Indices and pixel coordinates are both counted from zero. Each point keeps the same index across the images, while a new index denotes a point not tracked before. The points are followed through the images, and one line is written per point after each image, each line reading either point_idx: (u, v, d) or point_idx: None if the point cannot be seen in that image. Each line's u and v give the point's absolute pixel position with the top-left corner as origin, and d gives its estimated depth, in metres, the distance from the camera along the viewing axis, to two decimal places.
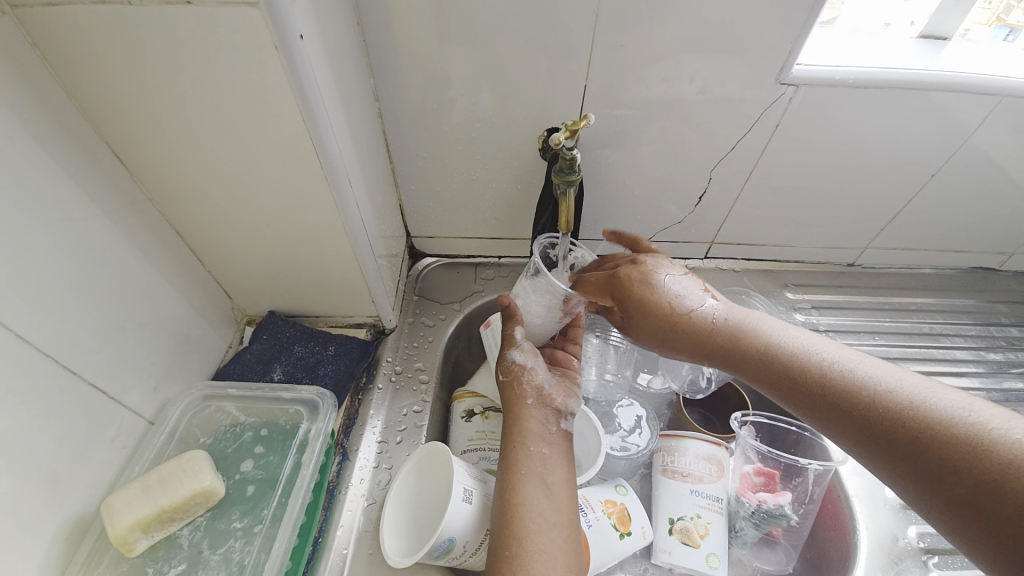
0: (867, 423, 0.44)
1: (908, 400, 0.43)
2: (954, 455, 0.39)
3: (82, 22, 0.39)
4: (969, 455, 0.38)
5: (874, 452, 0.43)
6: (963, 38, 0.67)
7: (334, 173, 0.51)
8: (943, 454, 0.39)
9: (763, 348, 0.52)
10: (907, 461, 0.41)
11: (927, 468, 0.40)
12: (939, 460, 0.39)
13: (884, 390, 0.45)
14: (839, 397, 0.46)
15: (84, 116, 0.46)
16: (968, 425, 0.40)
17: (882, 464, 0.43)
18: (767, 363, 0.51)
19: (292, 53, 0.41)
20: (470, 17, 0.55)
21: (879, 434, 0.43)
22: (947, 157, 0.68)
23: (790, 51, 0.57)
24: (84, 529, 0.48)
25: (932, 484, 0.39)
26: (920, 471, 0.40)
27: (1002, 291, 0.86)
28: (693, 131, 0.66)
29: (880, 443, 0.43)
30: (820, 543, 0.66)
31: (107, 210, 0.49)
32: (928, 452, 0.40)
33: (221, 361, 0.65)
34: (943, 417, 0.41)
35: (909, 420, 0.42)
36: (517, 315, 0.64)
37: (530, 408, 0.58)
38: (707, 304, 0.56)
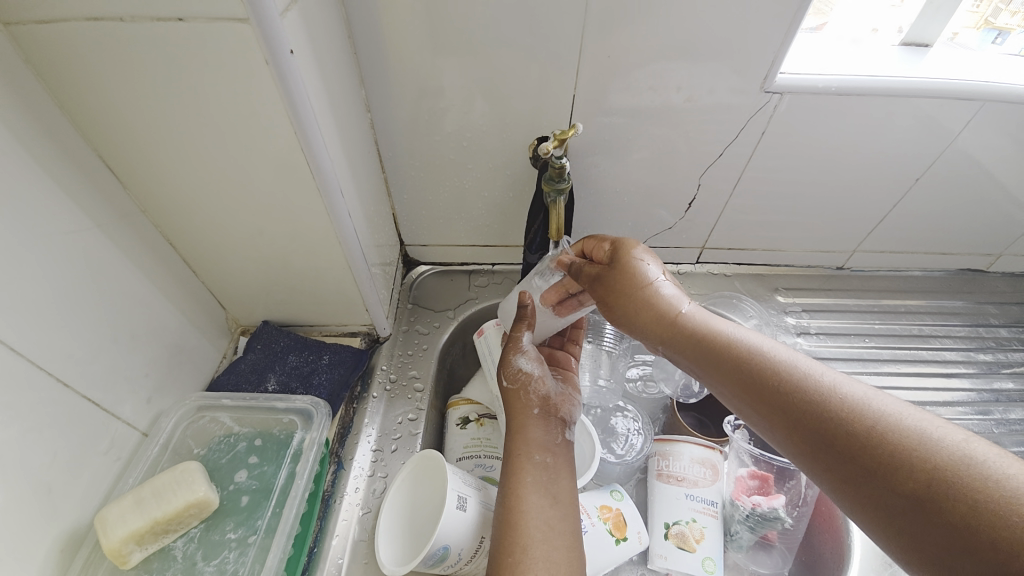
0: (811, 421, 0.42)
1: (854, 400, 0.41)
2: (896, 460, 0.37)
3: (74, 39, 0.40)
4: (910, 462, 0.36)
5: (816, 453, 0.41)
6: (951, 42, 0.68)
7: (327, 184, 0.52)
8: (885, 460, 0.38)
9: (717, 342, 0.50)
10: (849, 466, 0.39)
11: (868, 473, 0.38)
12: (881, 466, 0.38)
13: (832, 388, 0.43)
14: (786, 392, 0.44)
15: (77, 130, 0.46)
16: (913, 431, 0.38)
17: (823, 467, 0.41)
18: (719, 355, 0.49)
19: (283, 67, 0.42)
20: (460, 30, 0.56)
21: (822, 435, 0.41)
22: (932, 160, 0.69)
23: (774, 59, 0.59)
24: (77, 542, 0.48)
25: (871, 490, 0.38)
26: (860, 476, 0.38)
27: (991, 292, 0.87)
28: (681, 138, 0.67)
29: (823, 444, 0.41)
30: (816, 546, 0.66)
31: (100, 222, 0.49)
32: (869, 456, 0.38)
33: (215, 371, 0.66)
34: (889, 420, 0.39)
35: (854, 422, 0.40)
36: (529, 317, 0.64)
37: (536, 417, 0.58)
38: (669, 297, 0.55)
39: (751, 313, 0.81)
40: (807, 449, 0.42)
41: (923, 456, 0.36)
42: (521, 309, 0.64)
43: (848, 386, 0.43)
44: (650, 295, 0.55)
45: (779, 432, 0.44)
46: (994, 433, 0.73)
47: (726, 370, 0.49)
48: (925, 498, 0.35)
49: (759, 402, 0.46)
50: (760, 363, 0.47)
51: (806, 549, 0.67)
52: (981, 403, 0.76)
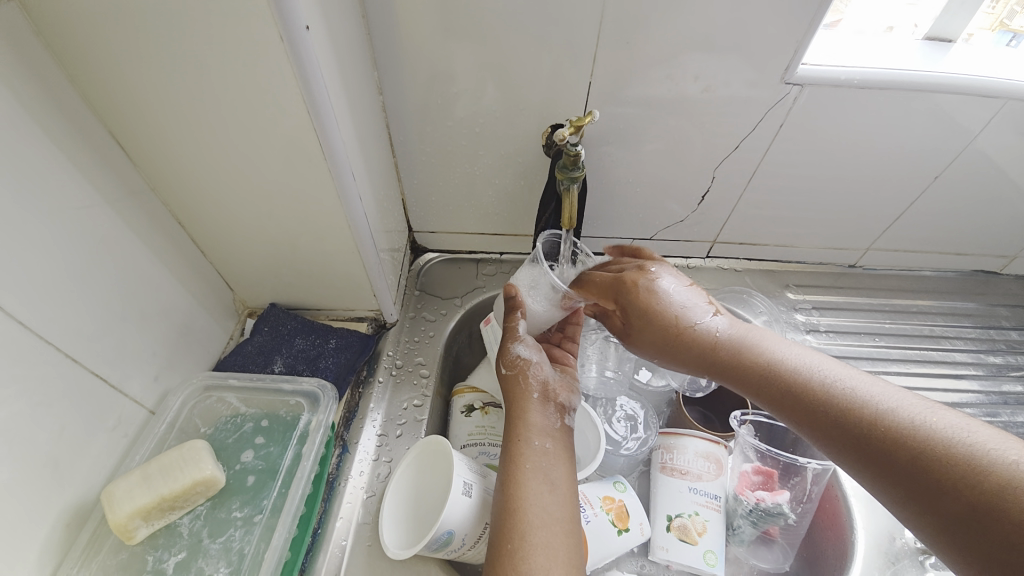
0: (864, 442, 0.44)
1: (904, 420, 0.43)
2: (951, 480, 0.39)
3: (87, 10, 0.39)
4: (964, 480, 0.38)
5: (875, 473, 0.43)
6: (963, 44, 0.66)
7: (338, 166, 0.51)
8: (938, 478, 0.39)
9: (763, 365, 0.52)
10: (904, 485, 0.41)
11: (923, 492, 0.40)
12: (936, 485, 0.39)
13: (881, 408, 0.45)
14: (839, 413, 0.46)
15: (87, 104, 0.46)
16: (964, 449, 0.39)
17: (881, 485, 0.43)
18: (767, 379, 0.52)
19: (297, 43, 0.41)
20: (476, 12, 0.55)
21: (877, 455, 0.43)
22: (950, 159, 0.68)
23: (795, 50, 0.57)
24: (84, 516, 0.48)
25: (928, 509, 0.39)
26: (917, 495, 0.40)
27: (1003, 294, 0.86)
28: (697, 129, 0.66)
29: (879, 464, 0.43)
30: (817, 543, 0.66)
31: (110, 198, 0.49)
32: (924, 475, 0.40)
33: (222, 351, 0.66)
34: (941, 438, 0.41)
35: (907, 441, 0.42)
36: (521, 307, 0.63)
37: (534, 402, 0.58)
38: (705, 322, 0.57)
39: (761, 308, 0.80)
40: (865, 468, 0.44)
41: (976, 474, 0.38)
42: (509, 302, 0.63)
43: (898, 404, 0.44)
44: (685, 321, 0.57)
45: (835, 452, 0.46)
46: None
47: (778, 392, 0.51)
48: (977, 516, 0.36)
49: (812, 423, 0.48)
50: (810, 386, 0.49)
51: (807, 546, 0.67)
52: (990, 405, 0.75)
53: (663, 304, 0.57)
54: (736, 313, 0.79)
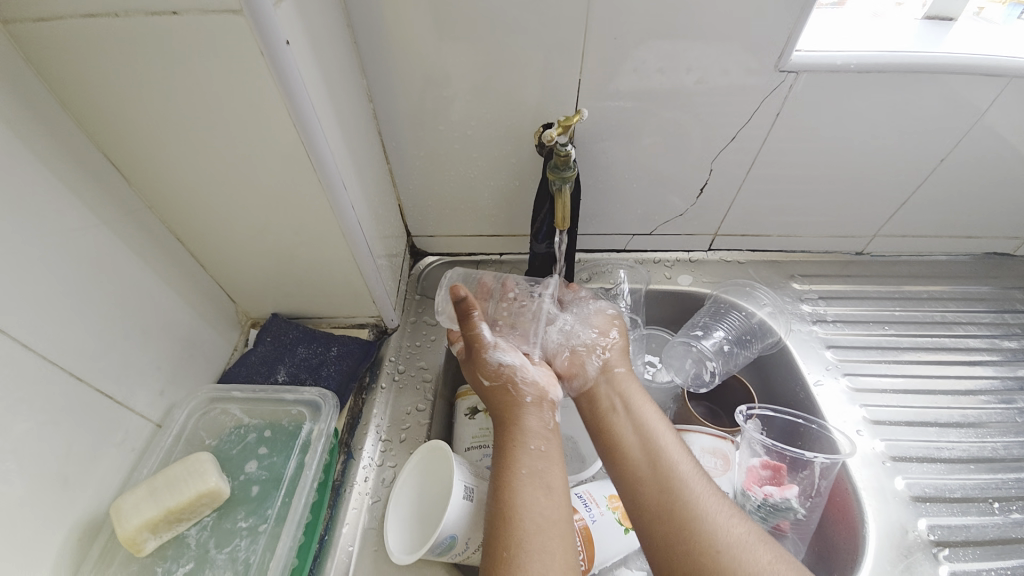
0: (659, 486, 0.52)
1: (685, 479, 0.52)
2: (687, 529, 0.48)
3: (73, 36, 0.40)
4: (707, 543, 0.47)
5: (653, 513, 0.51)
6: (975, 17, 0.66)
7: (329, 177, 0.51)
8: (690, 537, 0.48)
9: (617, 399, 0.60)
10: (662, 529, 0.49)
11: (676, 541, 0.48)
12: (683, 535, 0.48)
13: (682, 467, 0.53)
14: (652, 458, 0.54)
15: (80, 128, 0.47)
16: (724, 523, 0.48)
17: (651, 523, 0.50)
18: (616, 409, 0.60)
19: (278, 58, 0.42)
20: (459, 16, 0.55)
21: (659, 500, 0.51)
22: (957, 140, 0.66)
23: (788, 37, 0.56)
24: (95, 529, 0.49)
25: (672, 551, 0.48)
26: (668, 538, 0.49)
27: (1019, 276, 0.83)
28: (692, 121, 0.65)
29: (652, 508, 0.51)
30: (830, 537, 0.65)
31: (107, 219, 0.50)
32: (680, 530, 0.49)
33: (227, 363, 0.67)
34: (709, 509, 0.49)
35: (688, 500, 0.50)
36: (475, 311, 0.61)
37: (529, 407, 0.57)
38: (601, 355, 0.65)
39: (765, 301, 0.78)
40: (642, 506, 0.52)
41: (716, 542, 0.47)
42: (459, 305, 0.61)
43: (693, 472, 0.53)
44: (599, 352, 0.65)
45: (624, 484, 0.54)
46: (1019, 422, 0.70)
47: (614, 427, 0.58)
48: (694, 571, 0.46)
49: (625, 458, 0.56)
50: (646, 430, 0.57)
51: (820, 540, 0.65)
52: (1006, 392, 0.73)
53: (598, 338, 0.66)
54: (739, 306, 0.78)
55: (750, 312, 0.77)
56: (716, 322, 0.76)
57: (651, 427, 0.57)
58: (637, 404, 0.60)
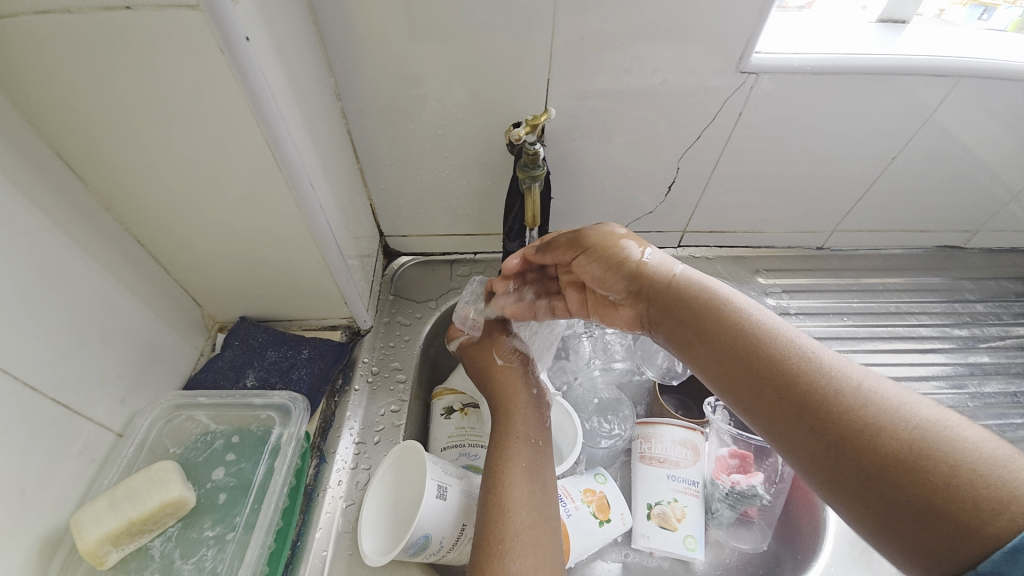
0: (785, 383, 0.42)
1: (826, 368, 0.41)
2: (858, 424, 0.37)
3: (16, 29, 0.38)
4: (877, 426, 0.37)
5: (793, 417, 0.40)
6: (937, 19, 0.69)
7: (295, 176, 0.50)
8: (866, 430, 0.37)
9: (698, 305, 0.50)
10: (819, 435, 0.39)
11: (849, 441, 0.37)
12: (856, 432, 0.37)
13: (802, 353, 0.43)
14: (760, 356, 0.44)
15: (31, 128, 0.45)
16: (886, 396, 0.38)
17: (797, 430, 0.40)
18: (693, 315, 0.50)
19: (239, 56, 0.41)
20: (427, 15, 0.55)
21: (788, 399, 0.41)
22: (910, 137, 0.69)
23: (748, 39, 0.58)
24: (53, 544, 0.47)
25: (834, 451, 0.38)
26: (834, 442, 0.38)
27: (967, 268, 0.88)
28: (659, 120, 0.66)
29: (795, 412, 0.40)
30: (795, 521, 0.68)
31: (61, 222, 0.48)
32: (843, 426, 0.38)
33: (193, 369, 0.65)
34: (871, 393, 0.38)
35: (826, 385, 0.40)
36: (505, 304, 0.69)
37: (529, 403, 0.59)
38: (657, 264, 0.54)
39: None
40: (781, 416, 0.41)
41: (896, 428, 0.36)
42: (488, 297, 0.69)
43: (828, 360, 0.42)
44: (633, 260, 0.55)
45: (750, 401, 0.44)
46: (969, 406, 0.74)
47: (706, 338, 0.48)
48: (894, 470, 0.35)
49: (735, 370, 0.45)
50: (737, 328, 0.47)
51: (785, 524, 0.68)
52: (957, 377, 0.77)
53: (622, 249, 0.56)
54: None
55: None
56: None
57: (751, 324, 0.46)
58: (715, 301, 0.49)
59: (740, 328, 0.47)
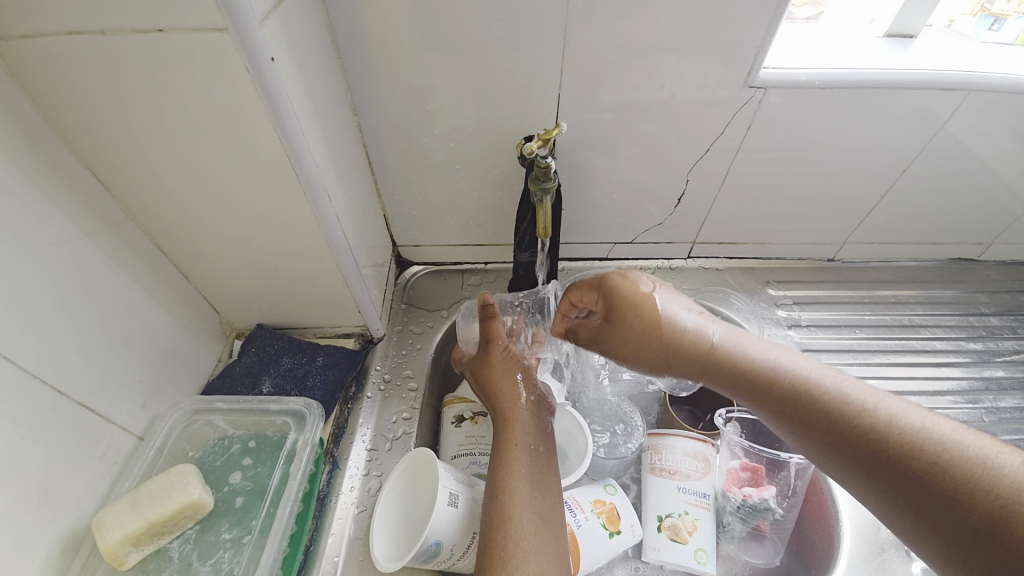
0: (880, 463, 0.41)
1: (906, 430, 0.41)
2: (958, 492, 0.37)
3: (56, 51, 0.40)
4: (988, 499, 0.36)
5: (896, 495, 0.40)
6: (948, 30, 0.70)
7: (314, 188, 0.52)
8: (964, 498, 0.37)
9: (759, 372, 0.49)
10: (917, 505, 0.39)
11: (949, 509, 0.37)
12: (955, 501, 0.37)
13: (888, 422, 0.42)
14: (846, 430, 0.43)
15: (64, 142, 0.47)
16: (981, 462, 0.38)
17: (902, 508, 0.40)
18: (765, 387, 0.48)
19: (264, 75, 0.43)
20: (442, 32, 0.57)
21: (878, 469, 0.41)
22: (921, 149, 0.69)
23: (756, 54, 0.59)
24: (76, 544, 0.49)
25: (948, 530, 0.37)
26: (935, 512, 0.38)
27: (982, 281, 0.87)
28: (669, 132, 0.67)
29: (886, 481, 0.41)
30: (807, 536, 0.67)
31: (90, 232, 0.50)
32: (941, 495, 0.38)
33: (211, 374, 0.66)
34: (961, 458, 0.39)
35: (920, 460, 0.40)
36: (495, 313, 0.66)
37: (525, 407, 0.59)
38: (701, 326, 0.52)
39: (739, 306, 0.81)
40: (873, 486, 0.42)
41: (998, 495, 0.36)
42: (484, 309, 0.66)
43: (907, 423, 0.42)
44: (678, 325, 0.52)
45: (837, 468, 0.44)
46: (985, 421, 0.73)
47: (777, 405, 0.48)
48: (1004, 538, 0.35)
49: (815, 440, 0.45)
50: (815, 400, 0.46)
51: (798, 539, 0.68)
52: (973, 392, 0.76)
53: (663, 312, 0.52)
54: (716, 311, 0.80)
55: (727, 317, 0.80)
56: None
57: (818, 390, 0.46)
58: (775, 366, 0.49)
59: (812, 396, 0.46)
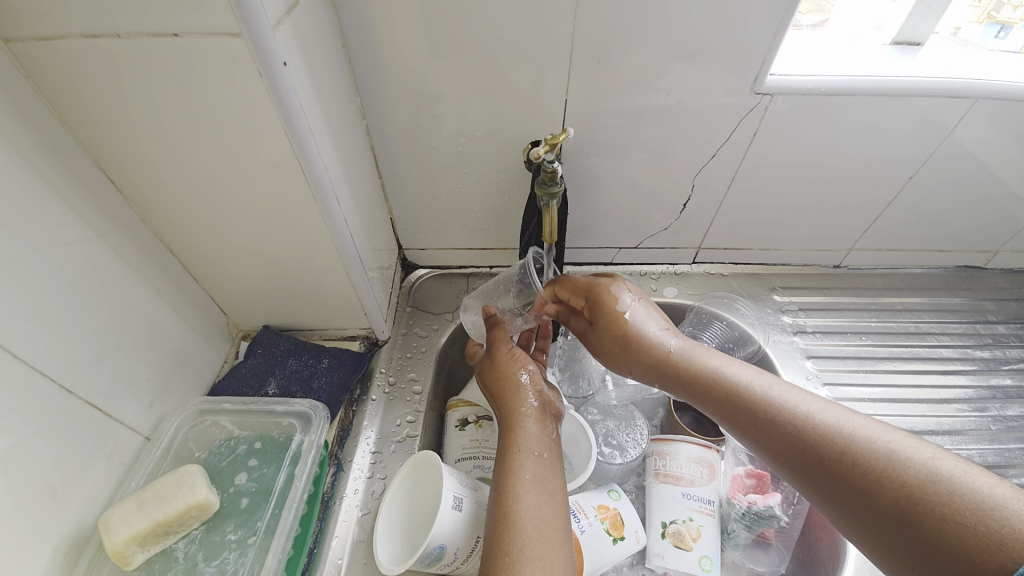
0: (810, 457, 0.45)
1: (829, 427, 0.46)
2: (875, 481, 0.41)
3: (73, 55, 0.41)
4: (895, 487, 0.40)
5: (824, 484, 0.44)
6: (955, 37, 0.70)
7: (322, 192, 0.52)
8: (877, 485, 0.41)
9: (705, 377, 0.53)
10: (843, 494, 0.43)
11: (867, 496, 0.41)
12: (872, 489, 0.41)
13: (817, 418, 0.46)
14: (782, 426, 0.48)
15: (79, 145, 0.48)
16: (892, 452, 0.42)
17: (827, 495, 0.44)
18: (712, 388, 0.53)
19: (276, 80, 0.43)
20: (450, 37, 0.57)
21: (808, 463, 0.45)
22: (928, 156, 0.69)
23: (763, 61, 0.59)
24: (82, 543, 0.49)
25: (867, 514, 0.41)
26: (858, 500, 0.42)
27: (989, 288, 0.87)
28: (675, 137, 0.67)
29: (816, 475, 0.45)
30: (813, 544, 0.67)
31: (101, 233, 0.51)
32: (861, 484, 0.42)
33: (217, 375, 0.67)
34: (873, 447, 0.43)
35: (840, 453, 0.44)
36: (501, 321, 0.65)
37: (531, 414, 0.58)
38: (658, 335, 0.57)
39: (744, 311, 0.81)
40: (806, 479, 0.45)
41: (905, 480, 0.40)
42: (489, 319, 0.65)
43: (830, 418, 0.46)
44: (643, 331, 0.57)
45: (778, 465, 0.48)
46: (992, 430, 0.73)
47: (722, 406, 0.52)
48: (910, 517, 0.39)
49: (758, 440, 0.49)
50: (755, 399, 0.50)
51: (804, 548, 0.68)
52: (980, 400, 0.76)
53: (631, 318, 0.58)
54: (720, 316, 0.80)
55: (732, 322, 0.79)
56: (701, 332, 0.78)
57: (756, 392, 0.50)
58: (719, 372, 0.53)
59: (749, 397, 0.50)
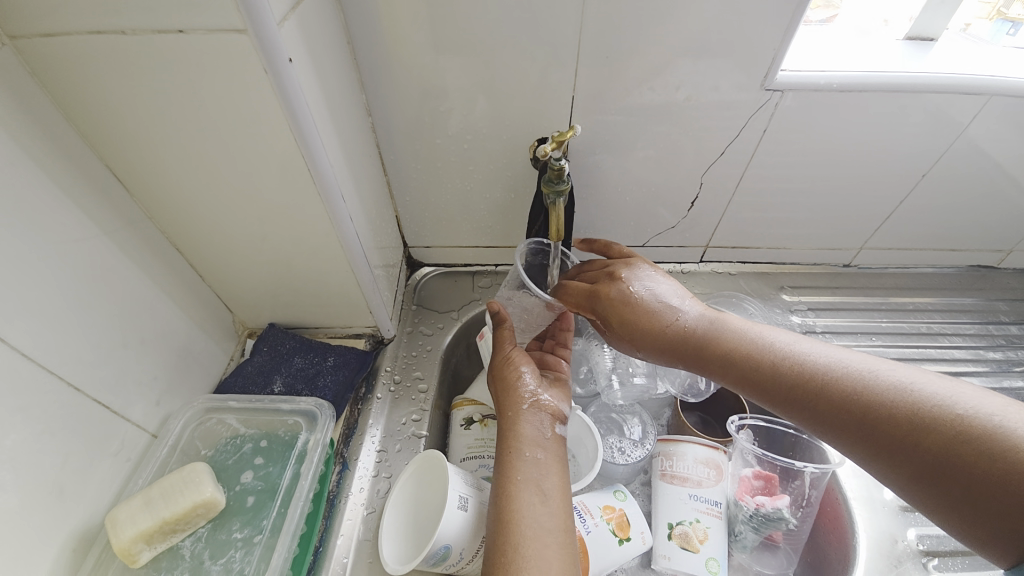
0: (845, 417, 0.45)
1: (857, 385, 0.45)
2: (915, 433, 0.41)
3: (80, 52, 0.41)
4: (937, 438, 0.40)
5: (861, 451, 0.44)
6: (964, 33, 0.69)
7: (328, 189, 0.52)
8: (919, 436, 0.41)
9: (727, 349, 0.53)
10: (886, 449, 0.43)
11: (910, 448, 0.41)
12: (913, 441, 0.41)
13: (844, 378, 0.46)
14: (811, 396, 0.47)
15: (88, 143, 0.48)
16: (928, 402, 0.42)
17: (866, 458, 0.44)
18: (734, 366, 0.52)
19: (281, 76, 0.43)
20: (456, 35, 0.57)
21: (846, 422, 0.45)
22: (940, 154, 0.68)
23: (774, 56, 0.58)
24: (88, 541, 0.49)
25: (913, 466, 0.41)
26: (899, 452, 0.42)
27: (1002, 289, 0.85)
28: (683, 135, 0.66)
29: (853, 432, 0.45)
30: (821, 547, 0.66)
31: (108, 230, 0.51)
32: (902, 437, 0.42)
33: (222, 373, 0.67)
34: (908, 400, 0.43)
35: (876, 408, 0.44)
36: (506, 321, 0.65)
37: (526, 413, 0.58)
38: (671, 315, 0.56)
39: (752, 311, 0.81)
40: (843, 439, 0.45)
41: (947, 429, 0.40)
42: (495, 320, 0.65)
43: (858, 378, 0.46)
44: (656, 310, 0.56)
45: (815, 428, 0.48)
46: None
47: (750, 373, 0.52)
48: (958, 464, 0.39)
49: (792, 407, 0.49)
50: (780, 368, 0.50)
51: (811, 550, 0.67)
52: None
53: (639, 298, 0.56)
54: (728, 317, 0.79)
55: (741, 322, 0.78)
56: None
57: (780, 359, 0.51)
58: (740, 344, 0.53)
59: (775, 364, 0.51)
